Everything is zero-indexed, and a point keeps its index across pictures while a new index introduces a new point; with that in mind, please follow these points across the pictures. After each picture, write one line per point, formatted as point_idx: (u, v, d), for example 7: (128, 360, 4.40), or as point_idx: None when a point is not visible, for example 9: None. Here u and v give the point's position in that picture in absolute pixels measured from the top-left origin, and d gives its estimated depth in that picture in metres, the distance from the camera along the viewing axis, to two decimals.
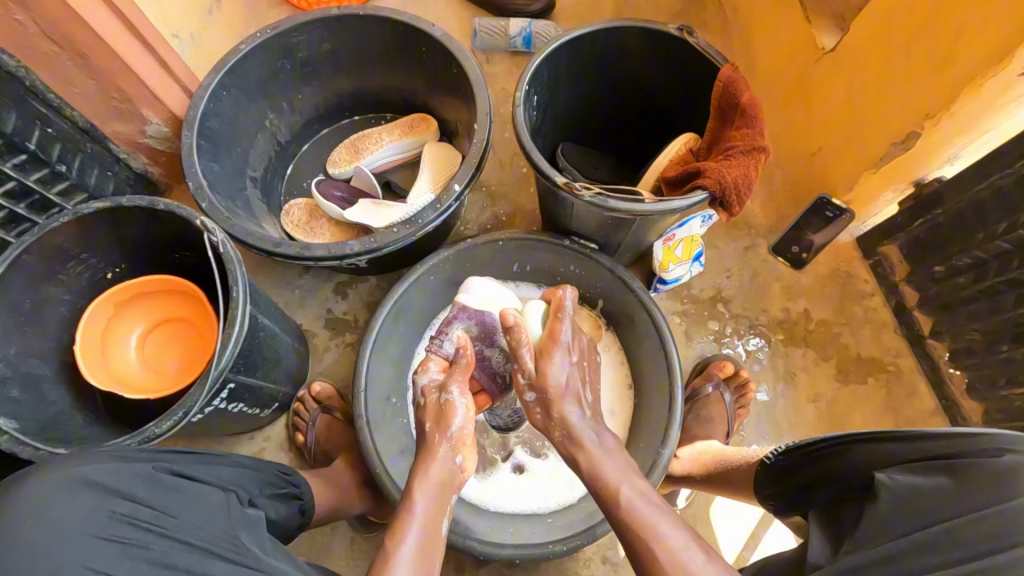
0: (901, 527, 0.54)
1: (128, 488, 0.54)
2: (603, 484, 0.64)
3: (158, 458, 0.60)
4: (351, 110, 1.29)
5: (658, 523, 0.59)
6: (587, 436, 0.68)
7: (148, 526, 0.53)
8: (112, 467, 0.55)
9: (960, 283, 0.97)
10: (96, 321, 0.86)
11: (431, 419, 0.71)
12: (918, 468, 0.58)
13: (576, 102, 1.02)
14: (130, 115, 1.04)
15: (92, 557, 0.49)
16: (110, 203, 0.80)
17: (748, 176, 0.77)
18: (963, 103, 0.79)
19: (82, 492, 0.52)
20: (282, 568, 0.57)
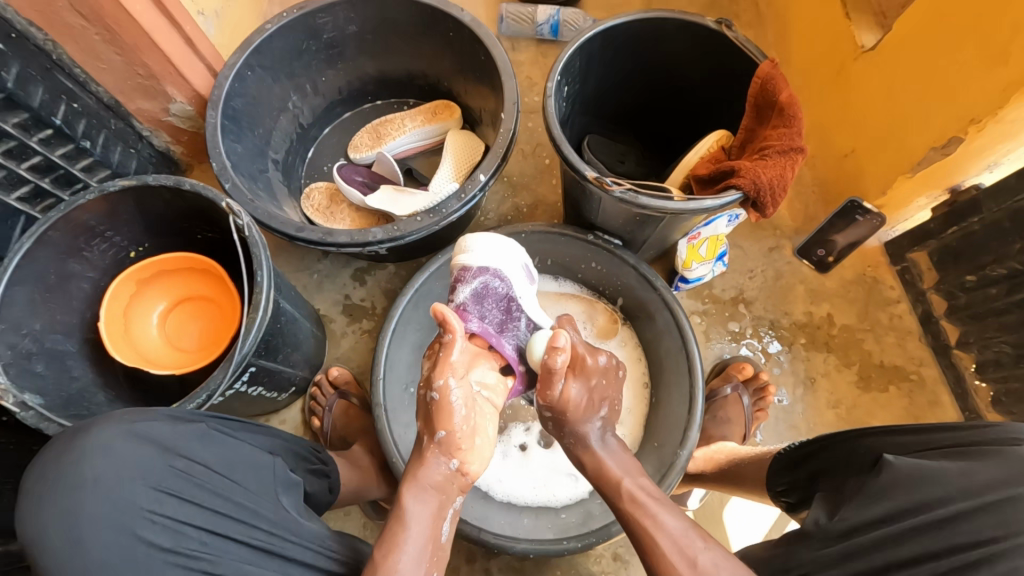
0: (902, 504, 0.53)
1: (184, 446, 0.55)
2: (607, 478, 0.69)
3: (209, 417, 0.61)
4: (374, 94, 1.27)
5: (658, 511, 0.64)
6: (605, 449, 0.73)
7: (200, 485, 0.54)
8: (169, 424, 0.56)
9: (992, 293, 0.95)
10: (120, 298, 0.86)
11: (424, 418, 0.66)
12: (932, 454, 0.55)
13: (605, 94, 1.00)
14: (155, 93, 1.03)
15: (151, 508, 0.51)
16: (136, 182, 0.79)
17: (784, 177, 0.75)
18: (1011, 109, 0.76)
19: (143, 444, 0.53)
20: (319, 541, 0.57)
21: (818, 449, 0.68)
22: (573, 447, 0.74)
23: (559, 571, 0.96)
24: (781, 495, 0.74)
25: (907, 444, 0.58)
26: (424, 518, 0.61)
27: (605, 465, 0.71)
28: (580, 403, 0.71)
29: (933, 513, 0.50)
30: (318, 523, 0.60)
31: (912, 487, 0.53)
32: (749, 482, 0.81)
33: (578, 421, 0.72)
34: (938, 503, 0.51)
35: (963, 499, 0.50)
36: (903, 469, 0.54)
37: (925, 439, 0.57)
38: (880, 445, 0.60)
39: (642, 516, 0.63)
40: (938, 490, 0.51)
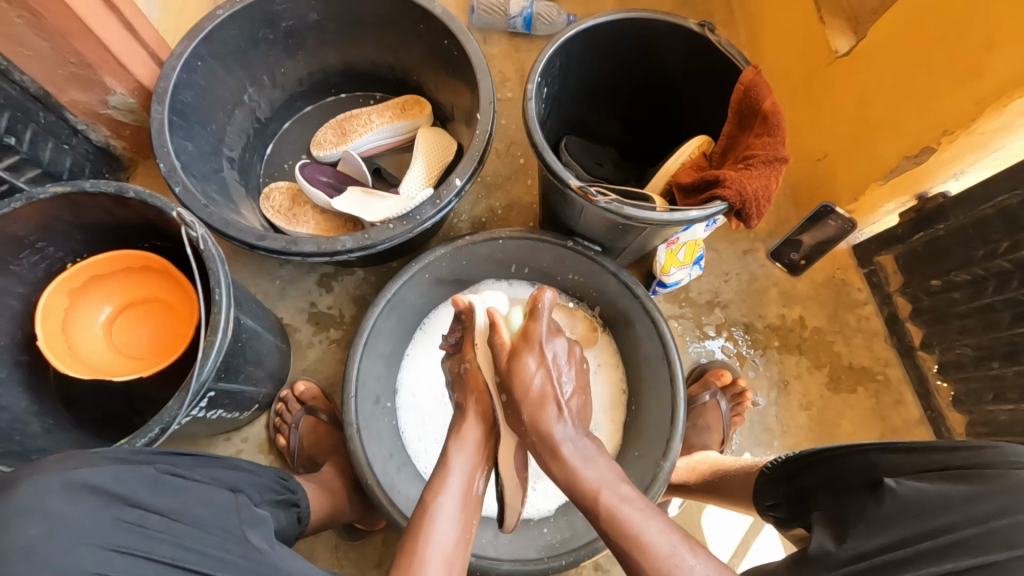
0: (908, 529, 0.54)
1: (133, 494, 0.49)
2: (582, 492, 0.61)
3: (155, 459, 0.55)
4: (337, 87, 1.20)
5: (641, 530, 0.56)
6: (580, 456, 0.64)
7: (158, 535, 0.48)
8: (113, 470, 0.49)
9: (956, 298, 0.98)
10: (54, 314, 0.77)
11: (459, 391, 0.74)
12: (926, 475, 0.58)
13: (586, 95, 0.97)
14: (90, 83, 0.93)
15: (100, 571, 0.44)
16: (70, 188, 0.71)
17: (768, 187, 0.74)
18: (984, 122, 0.78)
19: (84, 498, 0.46)
20: (295, 571, 0.54)
21: (808, 465, 0.70)
22: (542, 454, 0.66)
23: None
24: (768, 509, 0.75)
25: (904, 466, 0.60)
26: (461, 474, 0.67)
27: (578, 475, 0.62)
28: (544, 388, 0.66)
29: (938, 538, 0.52)
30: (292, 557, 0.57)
31: (916, 513, 0.55)
32: (732, 494, 0.83)
33: (544, 418, 0.65)
34: (942, 528, 0.53)
35: (969, 525, 0.51)
36: (905, 495, 0.57)
37: (917, 459, 0.60)
38: (874, 464, 0.62)
39: (625, 530, 0.57)
40: (939, 513, 0.54)
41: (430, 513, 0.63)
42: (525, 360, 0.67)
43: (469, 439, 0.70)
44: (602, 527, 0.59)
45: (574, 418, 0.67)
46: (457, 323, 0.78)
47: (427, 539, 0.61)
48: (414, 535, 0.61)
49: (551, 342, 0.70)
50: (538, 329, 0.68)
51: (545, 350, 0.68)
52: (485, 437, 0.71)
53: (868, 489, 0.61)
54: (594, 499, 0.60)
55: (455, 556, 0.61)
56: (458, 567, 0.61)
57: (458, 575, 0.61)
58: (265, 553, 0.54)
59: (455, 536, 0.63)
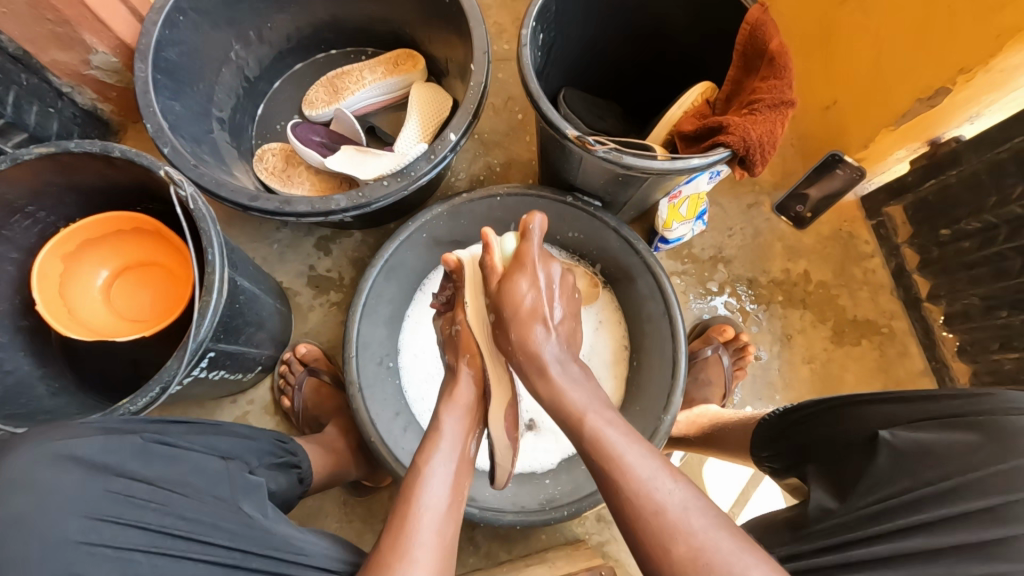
0: (906, 484, 0.54)
1: (119, 465, 0.50)
2: (569, 414, 0.60)
3: (145, 427, 0.55)
4: (327, 43, 1.15)
5: (623, 453, 0.56)
6: (567, 376, 0.63)
7: (144, 505, 0.50)
8: (98, 440, 0.50)
9: (965, 247, 0.96)
10: (50, 280, 0.76)
11: (451, 351, 0.73)
12: (921, 425, 0.57)
13: (585, 42, 0.93)
14: (70, 42, 0.90)
15: (87, 539, 0.46)
16: (55, 148, 0.69)
17: (773, 133, 0.71)
18: (1005, 56, 0.74)
19: (69, 471, 0.48)
20: (289, 533, 0.55)
21: (803, 419, 0.69)
22: (528, 374, 0.65)
23: (544, 536, 0.97)
24: (765, 460, 0.76)
25: (899, 416, 0.59)
26: (455, 436, 0.66)
27: (565, 395, 0.61)
28: (536, 307, 0.65)
29: (933, 488, 0.52)
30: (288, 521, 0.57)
31: (914, 467, 0.55)
32: (731, 446, 0.83)
33: (532, 338, 0.64)
34: (938, 477, 0.53)
35: (964, 473, 0.52)
36: (901, 447, 0.56)
37: (912, 409, 0.59)
38: (870, 416, 0.61)
39: (608, 452, 0.56)
40: (937, 466, 0.53)
41: (420, 475, 0.61)
42: (517, 281, 0.66)
43: (462, 400, 0.69)
44: (582, 449, 0.58)
45: (566, 343, 0.67)
46: (448, 280, 0.77)
47: (418, 501, 0.59)
48: (407, 496, 0.60)
49: (544, 267, 0.68)
50: (529, 250, 0.67)
51: (538, 272, 0.67)
52: (477, 398, 0.70)
53: (864, 441, 0.60)
54: (579, 422, 0.59)
55: (448, 520, 0.59)
56: (451, 535, 0.58)
57: (452, 543, 0.58)
58: (258, 519, 0.54)
59: (448, 499, 0.60)
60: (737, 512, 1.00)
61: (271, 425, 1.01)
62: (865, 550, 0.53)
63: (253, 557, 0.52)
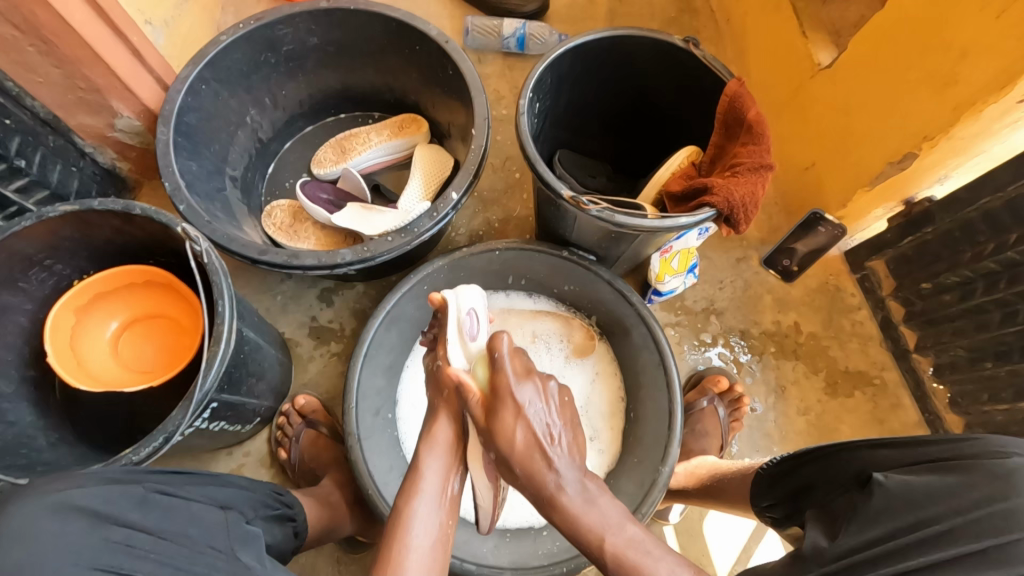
0: (897, 522, 0.54)
1: (121, 514, 0.49)
2: (587, 540, 0.54)
3: (146, 478, 0.56)
4: (337, 108, 1.23)
5: (652, 571, 0.51)
6: (582, 500, 0.55)
7: (146, 554, 0.48)
8: (99, 490, 0.49)
9: (947, 300, 1.00)
10: (62, 331, 0.79)
11: (432, 387, 0.69)
12: (917, 468, 0.58)
13: (577, 110, 1.00)
14: (98, 107, 0.96)
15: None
16: (79, 206, 0.73)
17: (755, 194, 0.76)
18: (962, 127, 0.80)
19: (71, 520, 0.46)
20: None
21: (803, 463, 0.70)
22: (540, 509, 0.57)
23: None
24: (766, 511, 0.75)
25: (894, 459, 0.61)
26: (435, 477, 0.63)
27: (582, 520, 0.54)
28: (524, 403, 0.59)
29: (928, 529, 0.52)
30: (284, 574, 0.56)
31: (905, 506, 0.55)
32: (730, 497, 0.83)
33: (536, 469, 0.56)
34: (931, 517, 0.53)
35: (956, 514, 0.52)
36: (894, 489, 0.57)
37: (907, 453, 0.60)
38: (867, 460, 0.63)
39: (638, 572, 0.51)
40: (926, 506, 0.54)
41: (409, 505, 0.61)
42: (504, 418, 0.58)
43: (442, 442, 0.65)
44: (608, 575, 0.53)
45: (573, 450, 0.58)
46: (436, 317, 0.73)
47: (405, 540, 0.59)
48: (394, 534, 0.60)
49: (522, 387, 0.59)
50: (505, 379, 0.60)
51: (518, 398, 0.59)
52: (456, 437, 0.66)
53: (861, 486, 0.62)
54: (598, 546, 0.53)
55: (435, 553, 0.60)
56: (438, 565, 0.60)
57: (439, 572, 0.60)
58: (256, 569, 0.54)
59: (436, 530, 0.61)
60: (739, 569, 0.98)
61: (266, 479, 1.00)
62: None
63: None
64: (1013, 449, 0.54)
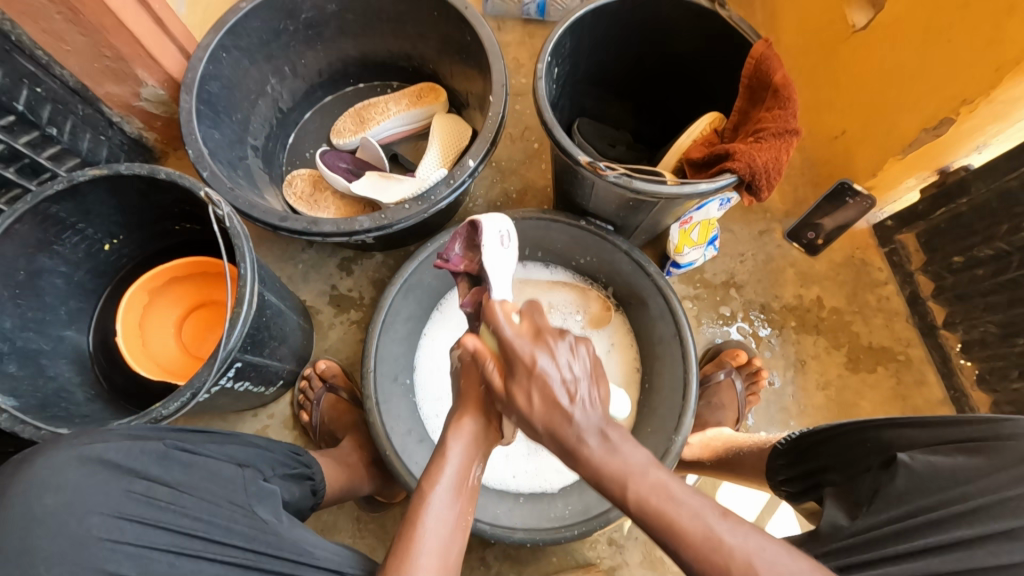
0: (919, 503, 0.54)
1: (143, 467, 0.53)
2: (618, 485, 0.48)
3: (168, 434, 0.58)
4: (356, 77, 1.23)
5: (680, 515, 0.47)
6: (605, 447, 0.49)
7: (166, 505, 0.52)
8: (123, 445, 0.53)
9: (979, 274, 0.96)
10: (134, 310, 0.88)
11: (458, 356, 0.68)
12: (941, 450, 0.57)
13: (596, 77, 0.98)
14: (123, 75, 0.98)
15: (111, 537, 0.48)
16: (108, 170, 0.74)
17: (779, 160, 0.73)
18: (1005, 88, 0.76)
19: (95, 471, 0.50)
20: (305, 536, 0.56)
21: (825, 441, 0.69)
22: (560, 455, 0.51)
23: (555, 558, 0.96)
24: (781, 485, 0.76)
25: (920, 441, 0.59)
26: (458, 464, 0.59)
27: (608, 470, 0.48)
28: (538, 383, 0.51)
29: (952, 508, 0.52)
30: (303, 529, 0.58)
31: (932, 490, 0.55)
32: (747, 470, 0.83)
33: (559, 422, 0.50)
34: (957, 498, 0.53)
35: (981, 495, 0.52)
36: (918, 469, 0.56)
37: (935, 435, 0.59)
38: (890, 441, 0.62)
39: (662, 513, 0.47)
40: (952, 489, 0.54)
41: (427, 496, 0.56)
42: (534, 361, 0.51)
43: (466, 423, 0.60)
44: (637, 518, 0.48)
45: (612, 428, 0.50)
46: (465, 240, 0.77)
47: (421, 519, 0.55)
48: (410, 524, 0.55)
49: (545, 343, 0.52)
50: (546, 343, 0.52)
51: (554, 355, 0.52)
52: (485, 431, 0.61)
53: (883, 466, 0.60)
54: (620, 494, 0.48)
55: (455, 538, 0.56)
56: (455, 556, 0.55)
57: (455, 566, 0.55)
58: (272, 523, 0.56)
59: (454, 517, 0.56)
60: None
61: (289, 440, 1.03)
62: (879, 568, 0.53)
63: (270, 559, 0.53)
64: None
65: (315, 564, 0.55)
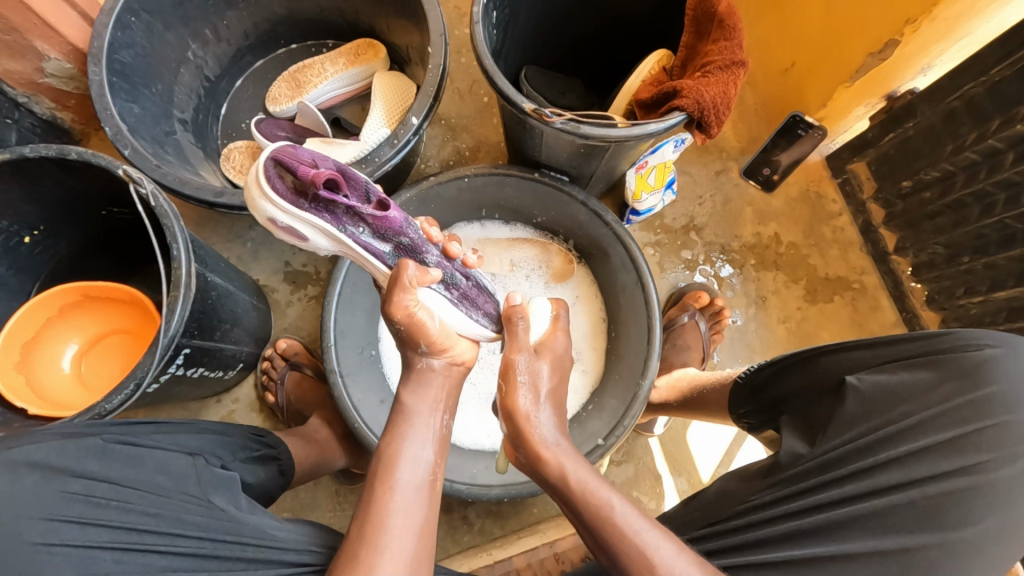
0: (871, 420, 0.57)
1: (79, 466, 0.52)
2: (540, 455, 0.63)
3: (109, 430, 0.58)
4: (287, 38, 1.15)
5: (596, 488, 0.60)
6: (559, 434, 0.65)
7: (107, 504, 0.52)
8: (55, 445, 0.52)
9: (927, 197, 0.98)
10: (23, 389, 0.77)
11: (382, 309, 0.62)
12: (886, 365, 0.59)
13: (540, 19, 0.93)
14: (20, 49, 0.89)
15: (46, 540, 0.48)
16: (10, 154, 0.68)
17: (727, 94, 0.72)
18: (947, 5, 0.75)
19: (25, 475, 0.49)
20: (261, 523, 0.57)
21: (776, 371, 0.70)
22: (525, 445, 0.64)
23: (535, 510, 0.99)
24: (742, 417, 0.77)
25: (863, 360, 0.61)
26: (427, 414, 0.62)
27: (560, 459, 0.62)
28: (529, 411, 0.64)
29: (904, 422, 0.55)
30: (263, 512, 0.59)
31: (885, 406, 0.57)
32: (711, 407, 0.85)
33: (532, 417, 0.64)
34: (905, 414, 0.56)
35: (927, 408, 0.55)
36: (867, 390, 0.58)
37: (878, 352, 0.60)
38: (836, 364, 0.63)
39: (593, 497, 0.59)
40: (903, 403, 0.56)
41: (392, 464, 0.58)
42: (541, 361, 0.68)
43: (431, 379, 0.63)
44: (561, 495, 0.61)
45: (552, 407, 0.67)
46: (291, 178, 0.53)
47: (388, 485, 0.57)
48: (381, 480, 0.57)
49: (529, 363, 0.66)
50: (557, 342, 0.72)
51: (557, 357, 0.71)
52: (445, 376, 0.64)
53: (832, 389, 0.62)
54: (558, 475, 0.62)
55: (424, 498, 0.58)
56: (424, 523, 0.57)
57: (427, 536, 0.56)
58: (229, 510, 0.56)
59: (419, 483, 0.59)
60: (723, 471, 1.03)
61: (257, 422, 1.01)
62: (833, 491, 0.56)
63: (224, 546, 0.54)
64: (987, 339, 0.56)
65: (273, 545, 0.56)
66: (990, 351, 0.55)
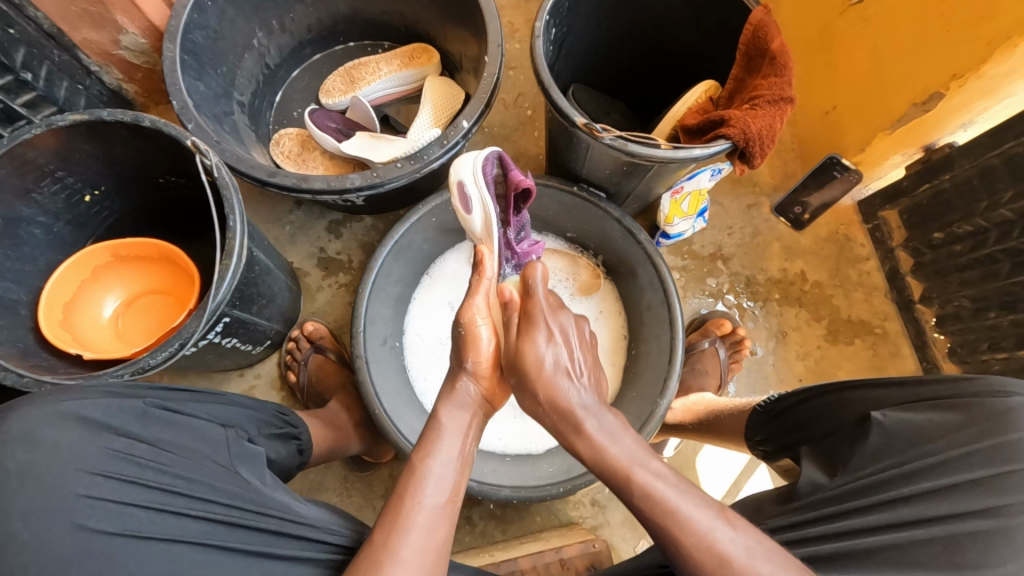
0: (892, 457, 0.58)
1: (121, 425, 0.55)
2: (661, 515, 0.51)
3: (150, 394, 0.60)
4: (346, 35, 1.20)
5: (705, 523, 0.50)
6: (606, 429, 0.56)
7: (145, 464, 0.54)
8: (102, 404, 0.55)
9: (957, 250, 0.99)
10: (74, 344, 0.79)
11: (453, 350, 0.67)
12: (909, 405, 0.61)
13: (594, 41, 0.97)
14: (101, 21, 0.94)
15: (89, 493, 0.51)
16: (88, 116, 0.72)
17: (772, 127, 0.74)
18: (994, 64, 0.77)
19: (75, 428, 0.53)
20: (285, 497, 0.59)
21: (797, 405, 0.71)
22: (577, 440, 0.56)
23: (538, 518, 0.99)
24: (759, 446, 0.78)
25: (887, 398, 0.63)
26: (456, 431, 0.62)
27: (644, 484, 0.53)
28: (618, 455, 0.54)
29: (929, 460, 0.56)
30: (286, 489, 0.61)
31: (906, 445, 0.58)
32: (728, 433, 0.85)
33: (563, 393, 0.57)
34: (928, 452, 0.57)
35: (952, 447, 0.56)
36: (891, 427, 0.60)
37: (904, 392, 0.62)
38: (859, 400, 0.64)
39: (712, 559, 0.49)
40: (926, 442, 0.57)
41: (416, 477, 0.58)
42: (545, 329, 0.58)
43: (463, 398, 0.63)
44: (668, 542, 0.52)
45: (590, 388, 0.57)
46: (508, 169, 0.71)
47: (416, 503, 0.56)
48: (402, 497, 0.57)
49: (556, 315, 0.60)
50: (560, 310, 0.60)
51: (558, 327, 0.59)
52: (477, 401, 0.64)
53: (854, 424, 0.64)
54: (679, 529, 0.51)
55: (445, 518, 0.57)
56: (444, 535, 0.56)
57: (444, 543, 0.56)
58: (256, 483, 0.59)
59: (442, 501, 0.57)
60: (729, 500, 1.02)
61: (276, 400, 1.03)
62: (858, 519, 0.56)
63: (250, 515, 0.56)
64: (1013, 388, 0.57)
65: (297, 521, 0.58)
66: (1019, 398, 0.56)
